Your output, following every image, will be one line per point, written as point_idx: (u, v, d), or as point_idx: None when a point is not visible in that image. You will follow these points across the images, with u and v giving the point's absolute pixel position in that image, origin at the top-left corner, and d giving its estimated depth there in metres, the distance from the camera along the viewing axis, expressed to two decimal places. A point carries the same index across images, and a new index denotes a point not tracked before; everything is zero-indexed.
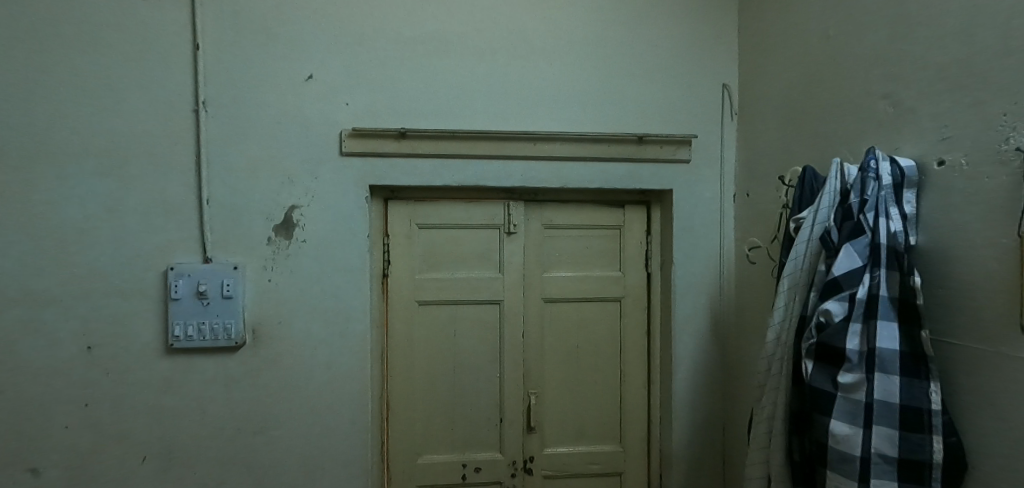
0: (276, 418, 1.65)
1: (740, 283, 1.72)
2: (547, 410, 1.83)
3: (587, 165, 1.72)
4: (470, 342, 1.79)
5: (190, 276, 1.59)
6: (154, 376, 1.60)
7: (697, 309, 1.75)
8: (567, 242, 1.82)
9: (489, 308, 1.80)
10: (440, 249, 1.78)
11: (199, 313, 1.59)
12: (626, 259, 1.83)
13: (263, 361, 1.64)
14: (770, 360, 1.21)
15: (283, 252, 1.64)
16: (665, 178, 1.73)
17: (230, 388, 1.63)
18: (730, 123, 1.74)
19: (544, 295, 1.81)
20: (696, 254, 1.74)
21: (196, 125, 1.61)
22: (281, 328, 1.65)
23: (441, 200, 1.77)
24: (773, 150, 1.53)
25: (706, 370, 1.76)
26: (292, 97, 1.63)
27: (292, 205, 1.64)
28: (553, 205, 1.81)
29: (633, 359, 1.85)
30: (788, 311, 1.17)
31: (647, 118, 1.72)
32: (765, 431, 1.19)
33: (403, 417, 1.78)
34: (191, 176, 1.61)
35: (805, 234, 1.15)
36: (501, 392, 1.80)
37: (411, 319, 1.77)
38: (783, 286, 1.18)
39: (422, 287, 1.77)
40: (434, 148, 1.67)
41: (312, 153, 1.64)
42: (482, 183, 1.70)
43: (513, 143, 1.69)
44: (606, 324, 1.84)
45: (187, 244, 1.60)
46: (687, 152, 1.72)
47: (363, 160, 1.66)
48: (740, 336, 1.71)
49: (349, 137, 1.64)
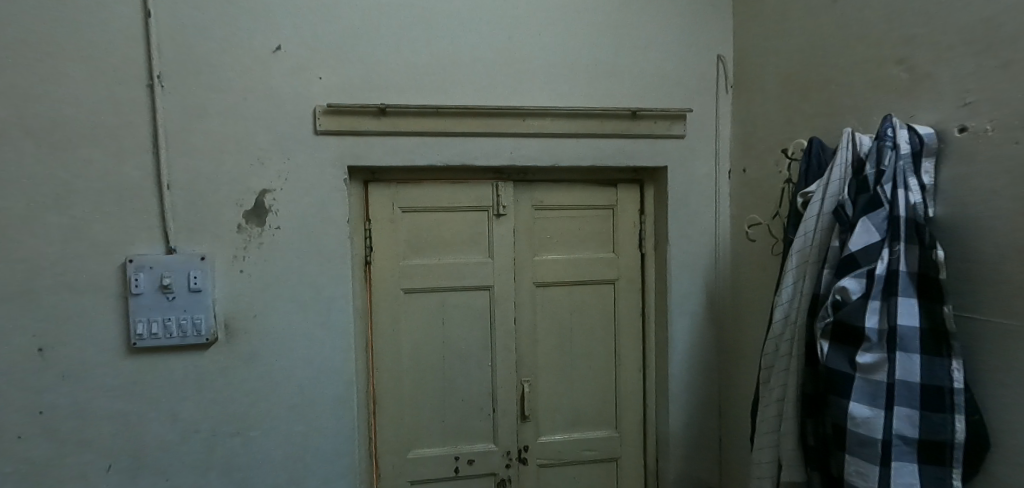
0: (254, 417, 1.55)
1: (736, 262, 1.67)
2: (541, 397, 1.77)
3: (578, 142, 1.64)
4: (460, 330, 1.71)
5: (152, 269, 1.46)
6: (117, 378, 1.48)
7: (693, 288, 1.70)
8: (558, 223, 1.75)
9: (478, 294, 1.72)
10: (426, 233, 1.69)
11: (164, 309, 1.47)
12: (619, 240, 1.77)
13: (237, 357, 1.53)
14: (778, 341, 1.16)
15: (254, 240, 1.53)
16: (658, 154, 1.66)
17: (202, 388, 1.52)
18: (725, 95, 1.68)
19: (535, 278, 1.74)
20: (691, 232, 1.68)
21: (151, 102, 1.47)
22: (256, 322, 1.54)
23: (424, 182, 1.67)
24: (773, 122, 1.47)
25: (702, 352, 1.72)
26: (258, 72, 1.51)
27: (263, 189, 1.52)
28: (543, 185, 1.73)
29: (627, 343, 1.79)
30: (797, 290, 1.13)
31: (639, 92, 1.65)
32: (774, 415, 1.15)
33: (391, 410, 1.69)
34: (148, 160, 1.47)
35: (814, 209, 1.10)
36: (493, 382, 1.73)
37: (396, 308, 1.68)
38: (791, 264, 1.14)
39: (406, 275, 1.68)
40: (416, 125, 1.57)
41: (284, 133, 1.53)
42: (469, 161, 1.60)
43: (501, 119, 1.60)
44: (599, 307, 1.77)
45: (148, 234, 1.48)
46: (681, 128, 1.66)
47: (340, 139, 1.55)
48: (738, 317, 1.66)
49: (324, 114, 1.53)
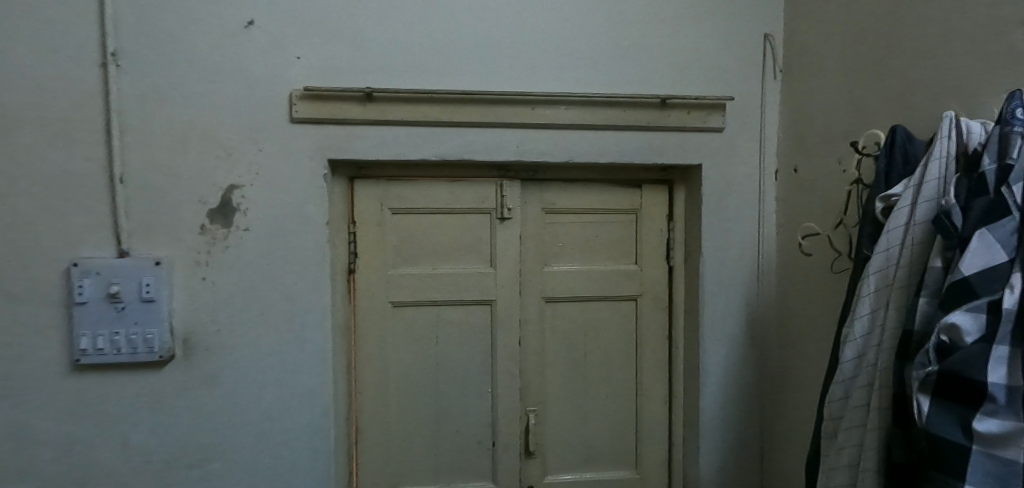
0: (215, 447, 1.34)
1: (783, 280, 1.41)
2: (549, 430, 1.53)
3: (597, 135, 1.40)
4: (457, 350, 1.49)
5: (98, 274, 1.26)
6: (59, 399, 1.28)
7: (731, 308, 1.44)
8: (572, 229, 1.51)
9: (478, 309, 1.49)
10: (419, 239, 1.47)
11: (111, 322, 1.27)
12: (643, 251, 1.52)
13: (197, 378, 1.33)
14: (848, 386, 0.92)
15: (219, 244, 1.32)
16: (692, 151, 1.41)
17: (157, 411, 1.32)
18: (773, 82, 1.42)
19: (545, 293, 1.50)
20: (730, 242, 1.43)
21: (104, 82, 1.27)
22: (220, 337, 1.33)
23: (418, 180, 1.45)
24: (841, 113, 1.21)
25: (739, 385, 1.45)
26: (227, 50, 1.30)
27: (230, 184, 1.32)
28: (556, 185, 1.50)
29: (652, 370, 1.54)
30: (875, 322, 0.89)
31: (672, 77, 1.40)
32: (845, 482, 0.90)
33: (375, 441, 1.48)
34: (99, 148, 1.27)
35: (901, 217, 0.86)
36: (494, 411, 1.50)
37: (383, 323, 1.47)
38: (868, 289, 0.89)
39: (396, 286, 1.46)
40: (407, 112, 1.35)
41: (255, 120, 1.32)
42: (469, 156, 1.38)
43: (508, 107, 1.37)
44: (619, 327, 1.53)
45: (96, 233, 1.27)
46: (720, 120, 1.40)
47: (320, 128, 1.34)
48: (784, 346, 1.40)
49: (301, 99, 1.32)
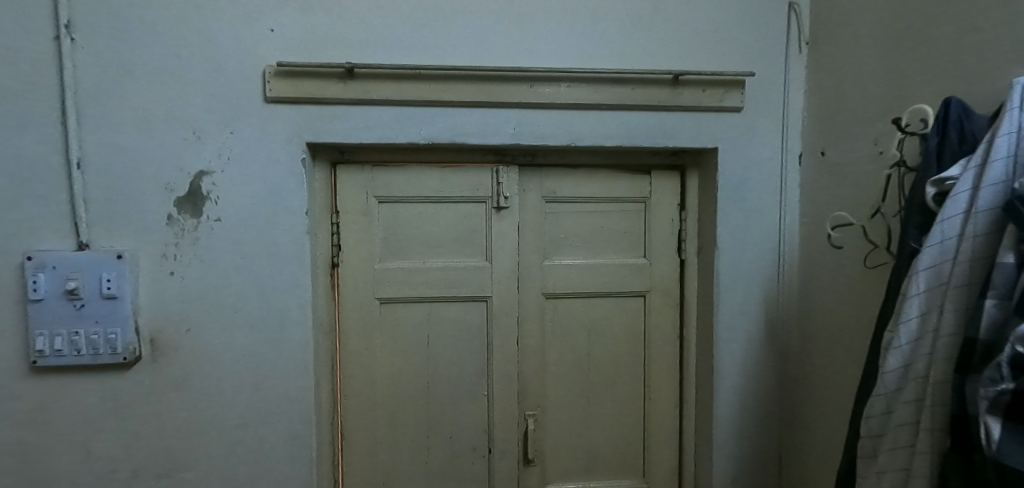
0: (187, 455, 1.24)
1: (807, 274, 1.28)
2: (549, 436, 1.41)
3: (603, 115, 1.27)
4: (449, 350, 1.37)
5: (55, 268, 1.15)
6: (16, 404, 1.18)
7: (749, 305, 1.31)
8: (575, 219, 1.38)
9: (472, 306, 1.37)
10: (408, 230, 1.35)
11: (70, 320, 1.16)
12: (652, 243, 1.39)
13: (166, 381, 1.22)
14: (892, 399, 0.80)
15: (188, 235, 1.21)
16: (707, 133, 1.28)
17: (123, 417, 1.21)
18: (799, 56, 1.28)
19: (545, 288, 1.38)
20: (748, 234, 1.30)
21: (58, 57, 1.15)
22: (191, 337, 1.22)
23: (407, 165, 1.33)
24: (879, 88, 1.08)
25: (758, 390, 1.33)
26: (194, 22, 1.18)
27: (199, 170, 1.20)
28: (557, 170, 1.37)
29: (661, 372, 1.42)
30: (926, 326, 0.77)
31: (685, 51, 1.27)
32: None
33: (361, 447, 1.37)
34: (54, 130, 1.16)
35: (959, 204, 0.74)
36: (490, 416, 1.39)
37: (370, 321, 1.35)
38: (917, 288, 0.78)
39: (382, 281, 1.34)
40: (393, 90, 1.22)
41: (225, 99, 1.20)
42: (461, 139, 1.25)
43: (504, 85, 1.24)
44: (626, 325, 1.41)
45: (53, 224, 1.16)
46: (739, 98, 1.27)
47: (297, 109, 1.22)
48: (808, 347, 1.27)
49: (276, 77, 1.20)
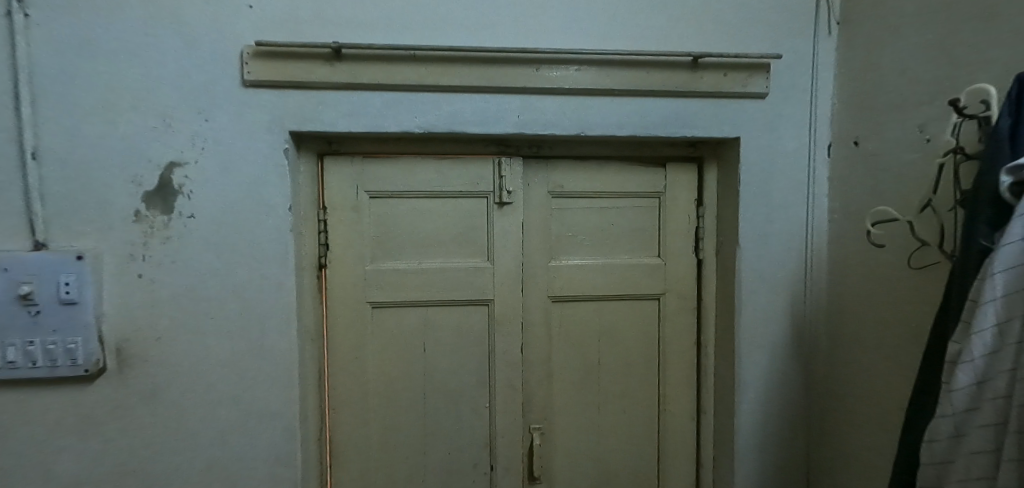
0: (158, 477, 1.12)
1: (837, 276, 1.18)
2: (556, 451, 1.30)
3: (616, 102, 1.16)
4: (447, 358, 1.26)
5: (7, 271, 1.03)
6: None
7: (775, 309, 1.21)
8: (583, 216, 1.27)
9: (473, 311, 1.26)
10: (402, 228, 1.23)
11: (24, 329, 1.04)
12: (668, 242, 1.28)
13: (134, 395, 1.10)
14: (962, 421, 0.72)
15: (158, 234, 1.09)
16: (729, 121, 1.18)
17: (86, 436, 1.09)
18: (828, 37, 1.17)
19: (552, 291, 1.27)
20: (774, 232, 1.19)
21: (10, 35, 1.03)
22: (162, 346, 1.11)
23: (401, 157, 1.22)
24: (924, 69, 0.98)
25: (783, 401, 1.22)
26: None
27: (170, 161, 1.08)
28: (565, 163, 1.26)
29: (677, 381, 1.31)
30: (1004, 338, 0.68)
31: (704, 32, 1.16)
32: None
33: (352, 465, 1.25)
34: (6, 117, 1.04)
35: None
36: (492, 429, 1.28)
37: (360, 327, 1.24)
38: (992, 294, 0.69)
39: (374, 283, 1.23)
40: (385, 74, 1.11)
41: (198, 82, 1.08)
42: (461, 128, 1.14)
43: (508, 69, 1.13)
44: (639, 331, 1.30)
45: (5, 222, 1.04)
46: (764, 83, 1.16)
47: (279, 95, 1.10)
48: (839, 355, 1.17)
49: (255, 58, 1.08)
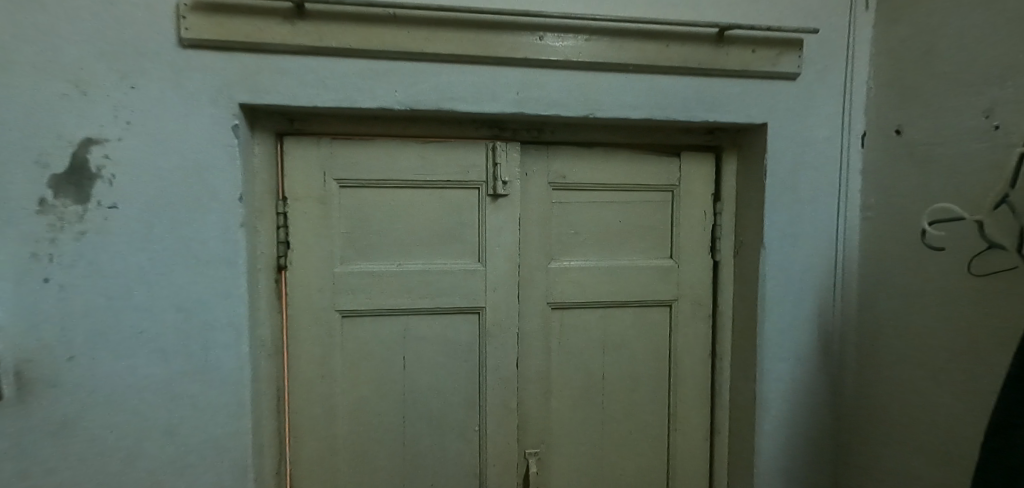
0: None
1: (871, 281, 1.05)
2: (554, 479, 1.14)
3: (630, 80, 1.00)
4: (431, 375, 1.08)
5: None
6: None
7: (802, 318, 1.07)
8: (588, 211, 1.11)
9: (460, 320, 1.08)
10: (378, 223, 1.05)
11: None
12: (681, 241, 1.14)
13: (38, 430, 0.88)
14: None
15: (70, 228, 0.87)
16: (756, 105, 1.03)
17: None
18: (864, 12, 1.05)
19: (552, 297, 1.10)
20: (802, 231, 1.06)
21: None
22: (75, 368, 0.89)
23: (376, 139, 1.03)
24: (989, 47, 0.86)
25: (809, 419, 1.10)
26: None
27: (85, 137, 0.86)
28: (568, 150, 1.10)
29: (689, 397, 1.16)
30: None
31: (730, 3, 1.02)
32: None
33: None
34: None
35: None
36: (482, 456, 1.11)
37: (327, 341, 1.04)
38: None
39: (344, 289, 1.04)
40: (359, 38, 0.92)
41: (125, 40, 0.87)
42: (451, 105, 0.96)
43: (507, 37, 0.96)
44: (648, 341, 1.15)
45: None
46: (796, 62, 1.02)
47: (227, 59, 0.90)
48: (874, 370, 1.05)
49: (196, 12, 0.88)
